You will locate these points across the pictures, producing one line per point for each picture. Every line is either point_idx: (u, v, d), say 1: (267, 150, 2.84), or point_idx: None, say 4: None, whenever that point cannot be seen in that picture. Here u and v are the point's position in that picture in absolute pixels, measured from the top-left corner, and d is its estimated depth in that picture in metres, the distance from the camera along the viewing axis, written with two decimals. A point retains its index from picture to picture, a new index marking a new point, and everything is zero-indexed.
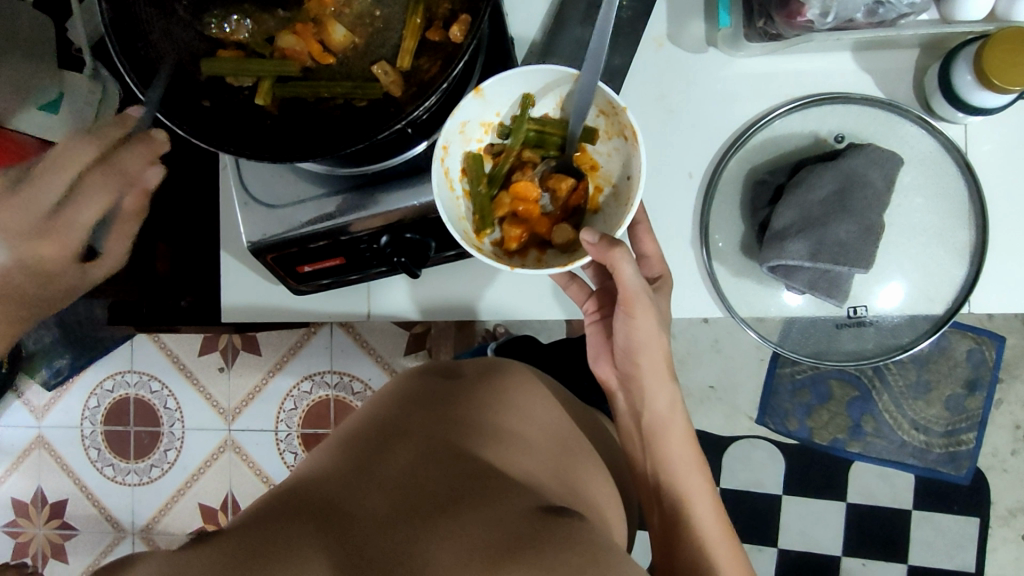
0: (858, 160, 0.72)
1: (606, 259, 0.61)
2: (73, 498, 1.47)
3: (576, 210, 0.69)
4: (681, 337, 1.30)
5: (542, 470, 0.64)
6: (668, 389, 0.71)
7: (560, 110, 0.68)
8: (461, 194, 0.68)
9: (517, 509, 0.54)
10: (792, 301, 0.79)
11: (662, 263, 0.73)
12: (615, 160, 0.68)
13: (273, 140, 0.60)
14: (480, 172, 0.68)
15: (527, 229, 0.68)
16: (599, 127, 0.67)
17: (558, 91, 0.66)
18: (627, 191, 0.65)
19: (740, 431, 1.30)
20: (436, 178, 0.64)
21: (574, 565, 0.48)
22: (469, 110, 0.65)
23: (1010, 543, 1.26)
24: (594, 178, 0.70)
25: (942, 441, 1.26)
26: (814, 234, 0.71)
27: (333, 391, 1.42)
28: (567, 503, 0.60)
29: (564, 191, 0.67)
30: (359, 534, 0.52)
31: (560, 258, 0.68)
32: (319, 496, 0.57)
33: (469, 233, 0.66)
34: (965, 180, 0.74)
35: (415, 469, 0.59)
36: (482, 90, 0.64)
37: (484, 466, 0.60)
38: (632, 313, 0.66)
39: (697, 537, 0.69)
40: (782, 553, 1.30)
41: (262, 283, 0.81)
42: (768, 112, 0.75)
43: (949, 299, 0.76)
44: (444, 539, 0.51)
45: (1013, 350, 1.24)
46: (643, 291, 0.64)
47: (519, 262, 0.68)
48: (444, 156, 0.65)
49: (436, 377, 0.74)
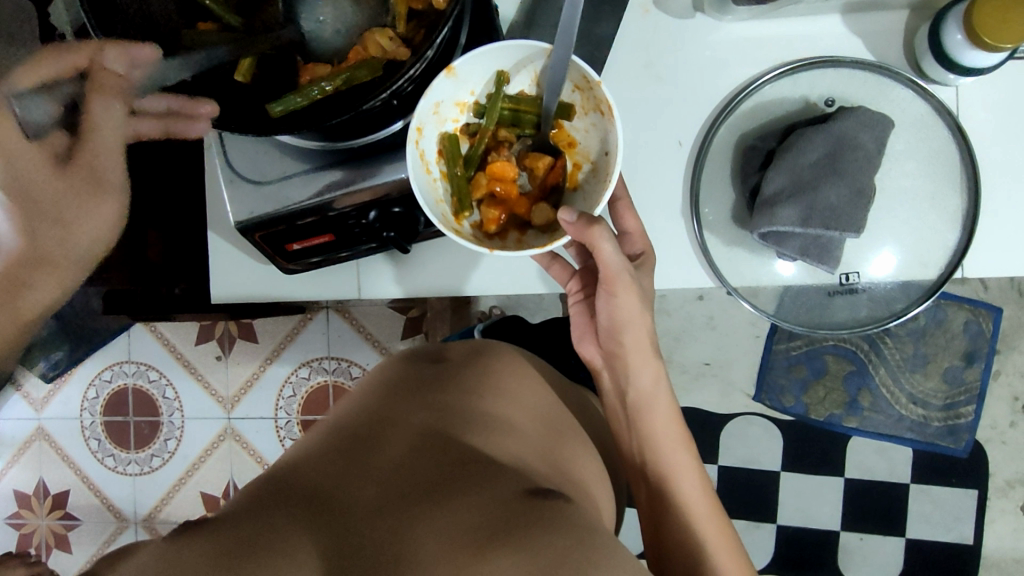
0: (849, 123, 0.71)
1: (585, 237, 0.61)
2: (75, 490, 1.47)
3: (554, 188, 0.68)
4: (676, 315, 1.30)
5: (529, 453, 0.63)
6: (652, 372, 0.71)
7: (534, 86, 0.67)
8: (438, 176, 0.67)
9: (503, 494, 0.54)
10: (786, 271, 0.78)
11: (644, 239, 0.73)
12: (593, 136, 0.67)
13: (258, 117, 0.60)
14: (456, 154, 0.67)
15: (506, 210, 0.67)
16: (574, 103, 0.66)
17: (532, 67, 0.65)
18: (605, 167, 0.64)
19: (737, 408, 1.30)
20: (412, 161, 0.63)
21: (561, 548, 0.48)
22: (442, 89, 0.64)
23: (1007, 515, 1.26)
24: (573, 155, 0.69)
25: (939, 414, 1.26)
26: (804, 199, 0.71)
27: (331, 376, 1.41)
28: (554, 486, 0.60)
29: (541, 169, 0.67)
30: (346, 524, 0.52)
31: (540, 237, 0.67)
32: (303, 485, 0.56)
33: (447, 216, 0.66)
34: (957, 144, 0.73)
35: (402, 456, 0.59)
36: (454, 69, 0.63)
37: (469, 452, 0.59)
38: (614, 290, 0.66)
39: (680, 512, 0.67)
40: (780, 529, 1.30)
41: (249, 263, 0.80)
42: (756, 78, 0.74)
43: (941, 265, 0.76)
44: (429, 528, 0.51)
45: (1009, 321, 1.24)
46: (624, 270, 0.65)
47: (499, 244, 0.67)
48: (418, 137, 0.64)
49: (425, 364, 0.74)
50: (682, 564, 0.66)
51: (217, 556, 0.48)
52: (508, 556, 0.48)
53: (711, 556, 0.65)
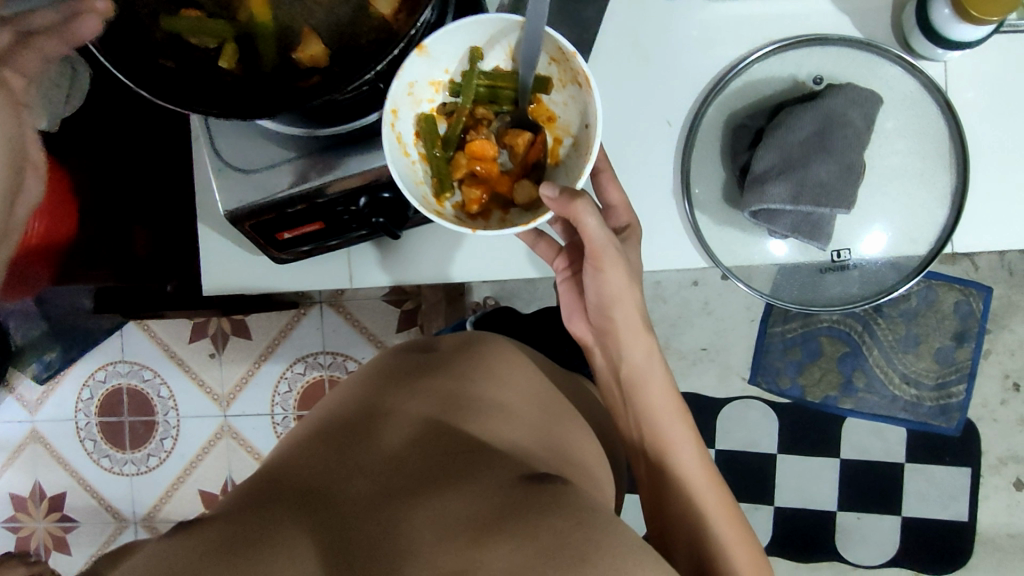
0: (837, 100, 0.71)
1: (568, 212, 0.61)
2: (72, 491, 1.47)
3: (535, 165, 0.68)
4: (671, 301, 1.31)
5: (523, 436, 0.64)
6: (644, 345, 0.71)
7: (510, 61, 0.66)
8: (417, 158, 0.67)
9: (498, 479, 0.54)
10: (778, 250, 0.79)
11: (628, 211, 0.73)
12: (572, 108, 0.66)
13: (235, 97, 0.59)
14: (433, 133, 0.67)
15: (487, 189, 0.68)
16: (552, 76, 0.66)
17: (506, 42, 0.64)
18: (586, 140, 0.64)
19: (733, 391, 1.31)
20: (390, 145, 0.63)
21: (557, 531, 0.49)
22: (416, 69, 0.63)
23: (1001, 491, 1.27)
24: (553, 129, 0.69)
25: (932, 393, 1.27)
26: (793, 176, 0.71)
27: (327, 371, 1.41)
28: (551, 469, 0.60)
29: (521, 146, 0.66)
30: (341, 517, 0.52)
31: (524, 215, 0.67)
32: (297, 480, 0.56)
33: (429, 198, 0.66)
34: (946, 118, 0.73)
35: (395, 447, 0.59)
36: (426, 47, 0.62)
37: (463, 440, 0.59)
38: (600, 266, 0.66)
39: (676, 483, 0.68)
40: (778, 511, 1.31)
41: (241, 256, 0.80)
42: (744, 57, 0.74)
43: (931, 240, 0.76)
44: (425, 516, 0.51)
45: (999, 300, 1.25)
46: (609, 244, 0.65)
47: (483, 224, 0.67)
48: (394, 121, 0.64)
49: (417, 353, 0.74)
50: (680, 542, 0.66)
51: (213, 555, 0.48)
52: (505, 541, 0.48)
53: (708, 527, 0.65)
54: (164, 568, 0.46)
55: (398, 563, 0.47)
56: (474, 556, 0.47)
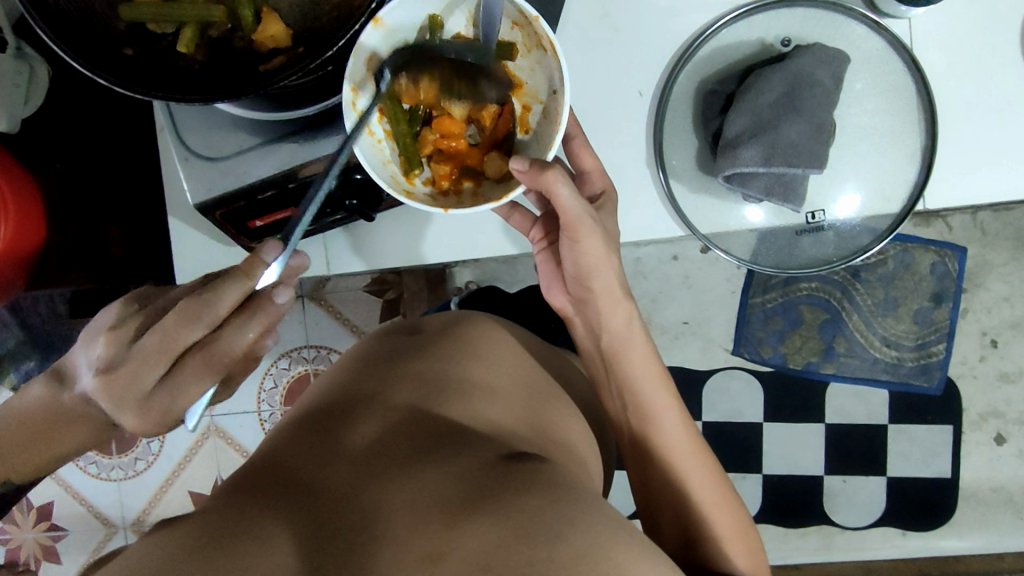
0: (805, 59, 0.71)
1: (539, 184, 0.61)
2: (59, 500, 1.44)
3: (505, 137, 0.69)
4: (652, 277, 1.31)
5: (507, 416, 0.63)
6: (625, 313, 0.71)
7: (472, 27, 0.65)
8: (382, 136, 0.66)
9: (477, 460, 0.54)
10: (754, 216, 0.80)
11: (603, 176, 0.73)
12: (539, 74, 0.65)
13: (202, 82, 0.57)
14: (398, 109, 0.65)
15: (455, 164, 0.68)
16: (515, 41, 0.65)
17: (464, 6, 0.63)
18: (556, 107, 0.64)
19: (717, 363, 1.32)
20: (352, 126, 0.61)
21: (533, 509, 0.48)
22: (372, 43, 0.62)
23: (982, 446, 1.29)
24: (521, 96, 0.68)
25: (912, 353, 1.29)
26: (766, 138, 0.72)
27: (311, 365, 1.40)
28: (535, 449, 0.60)
29: (488, 119, 0.67)
30: (320, 505, 0.51)
31: (495, 188, 0.67)
32: (277, 470, 0.55)
33: (398, 177, 0.66)
34: (912, 75, 0.74)
35: (374, 432, 0.58)
36: (381, 19, 0.60)
37: (442, 423, 0.59)
38: (577, 237, 0.66)
39: (660, 451, 0.68)
40: (766, 479, 1.32)
41: (215, 249, 0.79)
42: (713, 22, 0.74)
43: (904, 197, 0.77)
44: (402, 500, 0.50)
45: (973, 260, 1.27)
46: (585, 214, 0.65)
47: (455, 200, 0.68)
48: (355, 99, 0.61)
49: (401, 337, 0.73)
50: (670, 510, 0.67)
51: (192, 548, 0.47)
52: (482, 521, 0.47)
53: (691, 492, 0.66)
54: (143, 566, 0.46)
55: (376, 548, 0.47)
56: (451, 538, 0.47)
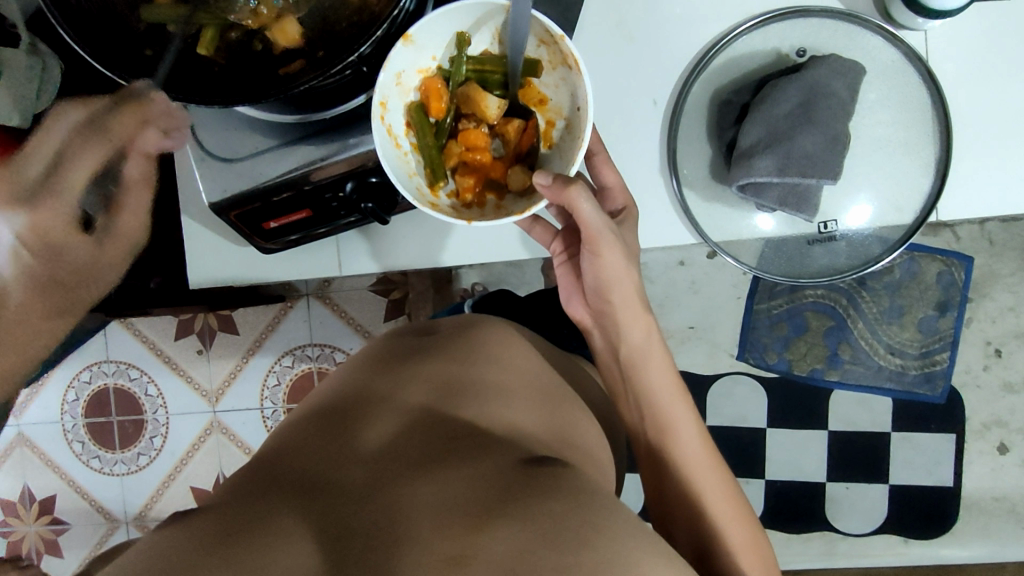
0: (820, 71, 0.72)
1: (562, 199, 0.62)
2: (61, 493, 1.45)
3: (529, 152, 0.69)
4: (658, 282, 1.32)
5: (526, 417, 0.64)
6: (644, 325, 0.72)
7: (498, 44, 0.66)
8: (408, 148, 0.67)
9: (497, 464, 0.54)
10: (765, 224, 0.80)
11: (624, 193, 0.74)
12: (563, 90, 0.66)
13: (219, 86, 0.58)
14: (424, 123, 0.66)
15: (480, 176, 0.68)
16: (542, 58, 0.65)
17: (492, 24, 0.64)
18: (580, 123, 0.64)
19: (721, 368, 1.32)
20: (380, 137, 0.62)
21: (555, 514, 0.48)
22: (402, 59, 0.63)
23: (985, 456, 1.30)
24: (545, 112, 0.68)
25: (916, 362, 1.29)
26: (781, 149, 0.72)
27: (316, 363, 1.40)
28: (552, 454, 0.60)
29: (512, 133, 0.67)
30: (338, 506, 0.52)
31: (518, 201, 0.67)
32: (294, 469, 0.55)
33: (422, 188, 0.67)
34: (928, 88, 0.74)
35: (391, 433, 0.58)
36: (411, 36, 0.61)
37: (459, 425, 0.59)
38: (598, 251, 0.68)
39: (671, 458, 0.68)
40: (768, 484, 1.32)
41: (227, 250, 0.79)
42: (728, 31, 0.74)
43: (916, 209, 0.77)
44: (424, 501, 0.51)
45: (980, 270, 1.28)
46: (606, 228, 0.66)
47: (478, 212, 0.68)
48: (383, 112, 0.63)
49: (413, 337, 0.74)
50: (682, 517, 0.67)
51: (210, 546, 0.47)
52: (505, 524, 0.48)
53: (703, 502, 0.66)
54: (158, 563, 0.46)
55: (398, 548, 0.47)
56: (474, 541, 0.47)
